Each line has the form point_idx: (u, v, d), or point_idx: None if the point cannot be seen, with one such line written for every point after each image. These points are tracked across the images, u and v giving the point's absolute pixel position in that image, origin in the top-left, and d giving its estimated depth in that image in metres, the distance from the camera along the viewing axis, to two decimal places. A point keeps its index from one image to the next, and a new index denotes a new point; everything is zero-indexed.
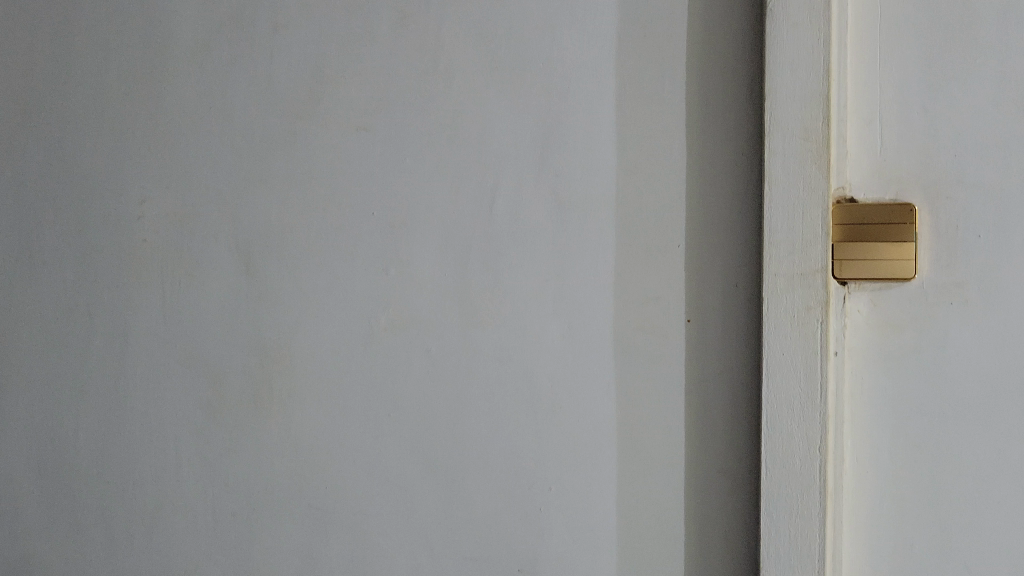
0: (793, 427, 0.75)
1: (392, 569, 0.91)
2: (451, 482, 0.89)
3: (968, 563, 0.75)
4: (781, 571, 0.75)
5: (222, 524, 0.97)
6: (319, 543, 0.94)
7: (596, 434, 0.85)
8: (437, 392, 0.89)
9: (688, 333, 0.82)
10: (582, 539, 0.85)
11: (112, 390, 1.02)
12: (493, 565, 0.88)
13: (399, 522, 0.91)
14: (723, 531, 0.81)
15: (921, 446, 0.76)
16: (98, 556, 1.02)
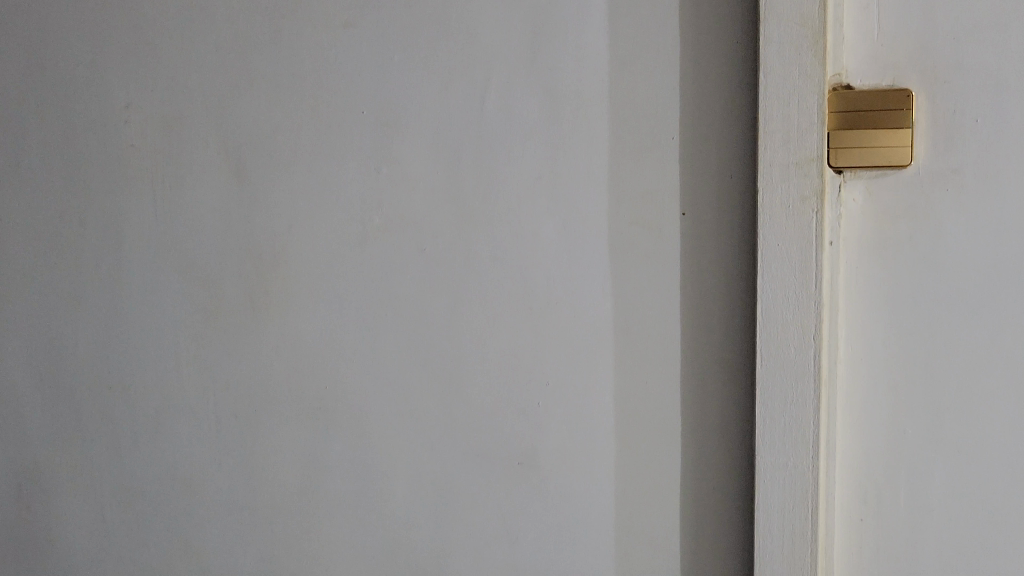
0: (789, 317, 0.75)
1: (394, 465, 0.93)
2: (449, 379, 0.90)
3: (961, 447, 0.76)
4: (775, 457, 0.77)
5: (225, 426, 0.99)
6: (322, 442, 0.95)
7: (592, 329, 0.85)
8: (433, 292, 0.90)
9: (682, 226, 0.81)
10: (580, 433, 0.87)
11: (107, 298, 1.02)
12: (493, 460, 0.89)
13: (399, 419, 0.92)
14: (719, 422, 0.82)
15: (915, 334, 0.76)
16: (103, 461, 1.04)
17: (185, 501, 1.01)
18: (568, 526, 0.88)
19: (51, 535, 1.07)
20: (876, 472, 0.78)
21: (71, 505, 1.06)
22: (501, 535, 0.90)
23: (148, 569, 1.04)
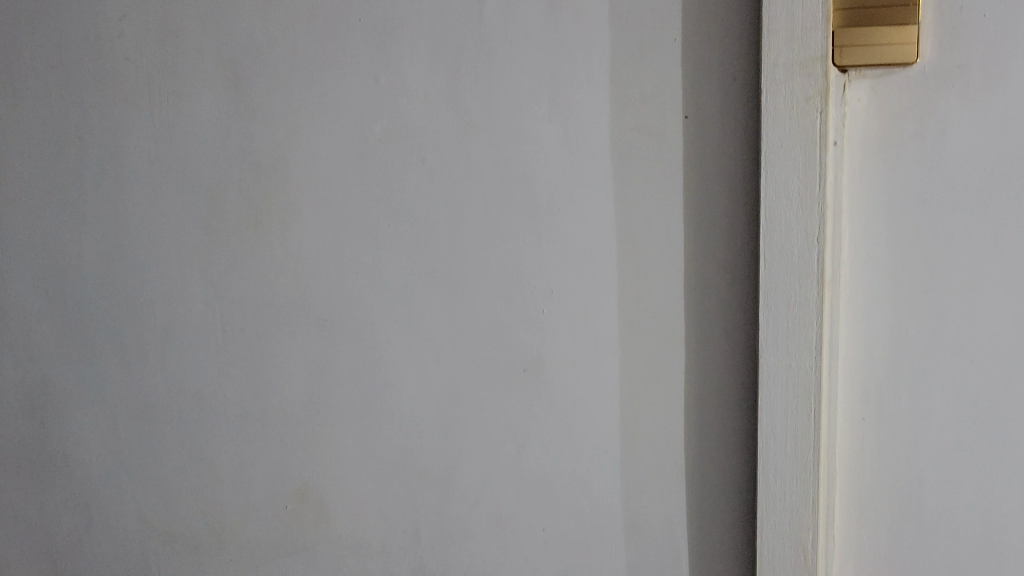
0: (793, 219, 0.75)
1: (402, 374, 0.94)
2: (454, 289, 0.90)
3: (963, 346, 0.77)
4: (779, 359, 0.77)
5: (232, 339, 1.00)
6: (329, 352, 0.96)
7: (595, 237, 0.85)
8: (436, 203, 0.89)
9: (685, 130, 0.80)
10: (584, 340, 0.87)
11: (111, 213, 1.03)
12: (499, 367, 0.90)
13: (405, 328, 0.93)
14: (723, 327, 0.82)
15: (918, 235, 0.76)
16: (114, 376, 1.06)
17: (197, 414, 1.03)
18: (573, 431, 0.89)
19: (66, 450, 1.09)
20: (878, 372, 0.80)
21: (84, 420, 1.08)
22: (508, 441, 0.91)
23: (162, 481, 1.06)
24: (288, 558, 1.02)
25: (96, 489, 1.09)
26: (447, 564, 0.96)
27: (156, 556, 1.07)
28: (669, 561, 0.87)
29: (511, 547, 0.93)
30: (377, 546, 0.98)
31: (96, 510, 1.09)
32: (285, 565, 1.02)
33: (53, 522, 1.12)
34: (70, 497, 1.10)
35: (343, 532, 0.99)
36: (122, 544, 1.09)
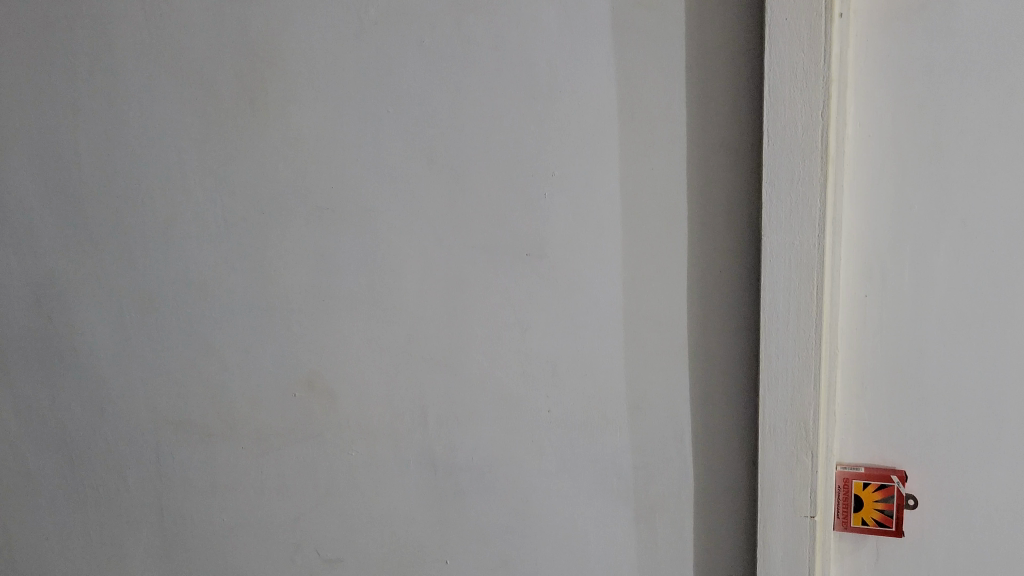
0: (797, 93, 0.74)
1: (404, 261, 0.95)
2: (455, 172, 0.91)
3: (965, 219, 0.78)
4: (781, 238, 0.77)
5: (234, 228, 1.01)
6: (332, 239, 0.97)
7: (594, 117, 0.85)
8: (435, 85, 0.90)
9: (687, 5, 0.80)
10: (586, 221, 0.87)
11: (105, 105, 1.03)
12: (502, 252, 0.91)
13: (407, 214, 0.93)
14: (725, 205, 0.82)
15: (923, 109, 0.77)
16: (118, 268, 1.07)
17: (203, 304, 1.04)
18: (576, 315, 0.89)
19: (72, 343, 1.11)
20: (881, 249, 0.80)
21: (90, 313, 1.09)
22: (511, 325, 0.92)
23: (171, 371, 1.07)
24: (297, 445, 1.03)
25: (106, 380, 1.10)
26: (453, 449, 0.97)
27: (167, 445, 1.09)
28: (672, 443, 0.88)
29: (516, 431, 0.94)
30: (384, 431, 0.99)
31: (106, 401, 1.11)
32: (294, 453, 1.04)
33: (64, 414, 1.13)
34: (80, 390, 1.12)
35: (350, 418, 1.00)
36: (135, 433, 1.10)
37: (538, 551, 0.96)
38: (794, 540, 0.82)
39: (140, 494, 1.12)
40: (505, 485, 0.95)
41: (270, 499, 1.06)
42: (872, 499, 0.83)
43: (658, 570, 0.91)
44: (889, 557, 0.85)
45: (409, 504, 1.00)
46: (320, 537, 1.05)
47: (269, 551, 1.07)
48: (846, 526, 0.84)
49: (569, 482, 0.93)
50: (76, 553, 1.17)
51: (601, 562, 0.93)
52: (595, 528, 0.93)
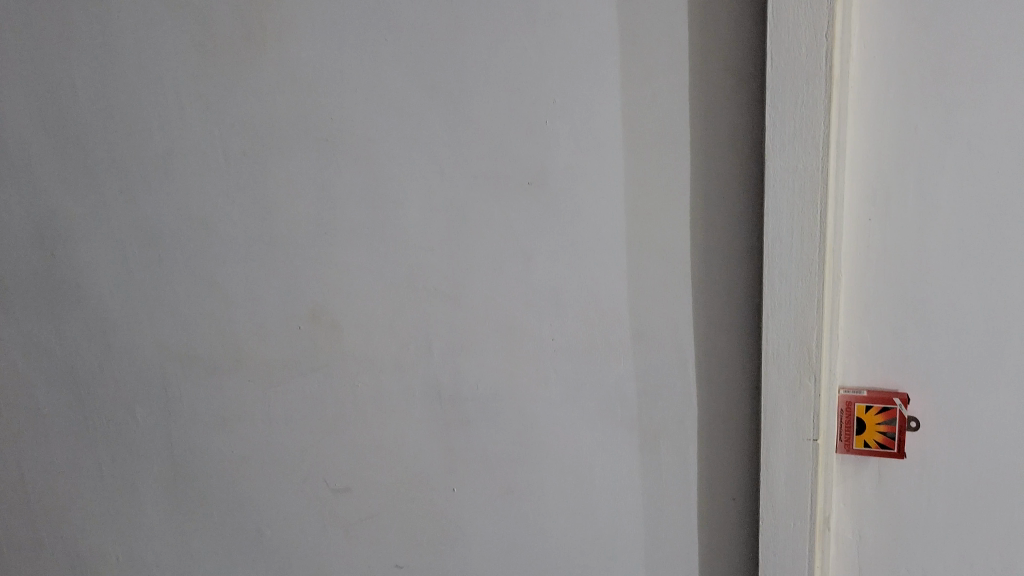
0: (801, 15, 0.73)
1: (404, 193, 0.95)
2: (454, 101, 0.90)
3: (972, 140, 0.77)
4: (785, 162, 0.77)
5: (234, 161, 1.01)
6: (332, 171, 0.97)
7: (594, 43, 0.84)
8: (434, 13, 0.89)
9: None
10: (588, 149, 0.87)
11: (102, 39, 1.03)
12: (503, 181, 0.91)
13: (407, 144, 0.93)
14: (729, 131, 0.81)
15: (929, 29, 0.76)
16: (120, 204, 1.07)
17: (205, 238, 1.04)
18: (579, 244, 0.89)
19: (76, 279, 1.12)
20: (884, 172, 0.80)
21: (94, 249, 1.10)
22: (513, 255, 0.92)
23: (176, 306, 1.08)
24: (304, 377, 1.04)
25: (111, 316, 1.11)
26: (458, 378, 0.97)
27: (174, 380, 1.10)
28: (676, 370, 0.88)
29: (520, 359, 0.94)
30: (389, 362, 1.00)
31: (111, 337, 1.12)
32: (300, 385, 1.04)
33: (72, 350, 1.15)
34: (87, 327, 1.13)
35: (355, 349, 1.01)
36: (141, 369, 1.11)
37: (543, 479, 0.97)
38: (795, 463, 0.83)
39: (149, 429, 1.14)
40: (510, 414, 0.96)
41: (278, 431, 1.07)
42: (874, 422, 0.84)
43: (661, 497, 0.92)
44: (890, 479, 0.86)
45: (415, 434, 1.01)
46: (328, 467, 1.06)
47: (277, 482, 1.09)
48: (848, 448, 0.86)
49: (573, 410, 0.94)
50: (88, 488, 1.19)
51: (606, 490, 0.94)
52: (599, 455, 0.94)
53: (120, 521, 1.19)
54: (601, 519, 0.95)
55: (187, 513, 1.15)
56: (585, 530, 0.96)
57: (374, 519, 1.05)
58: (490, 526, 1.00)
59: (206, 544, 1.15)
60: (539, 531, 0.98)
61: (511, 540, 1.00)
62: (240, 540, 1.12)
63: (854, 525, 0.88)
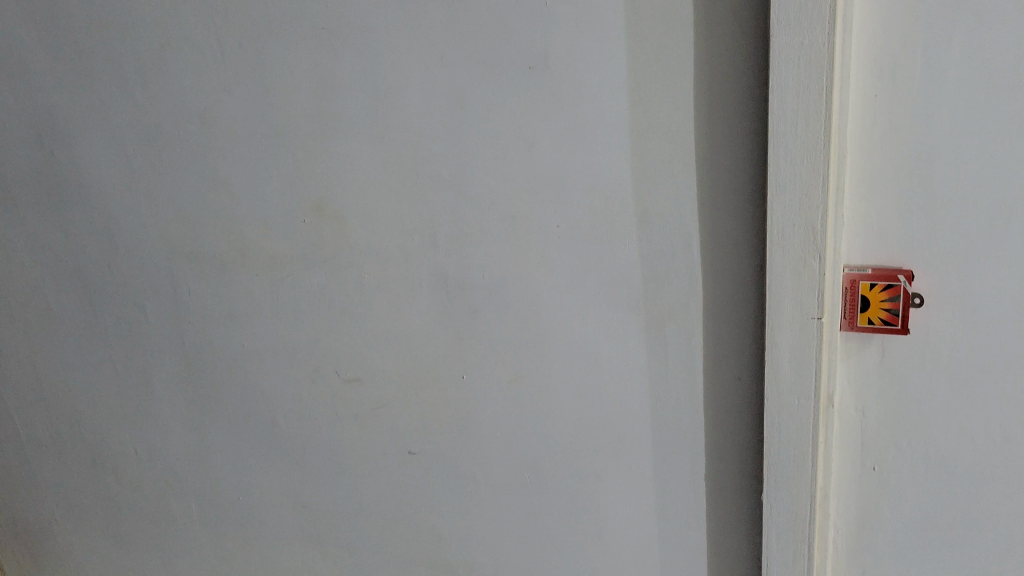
0: None
1: (405, 81, 0.93)
2: None
3: (982, 11, 0.75)
4: (790, 39, 0.75)
5: (230, 54, 1.00)
6: (331, 61, 0.96)
7: None
8: None
9: None
10: (588, 32, 0.85)
11: None
12: (504, 67, 0.89)
13: (404, 31, 0.92)
14: (733, 10, 0.79)
15: None
16: (118, 100, 1.07)
17: (206, 133, 1.04)
18: (582, 130, 0.89)
19: (79, 178, 1.12)
20: (891, 46, 0.79)
21: (95, 146, 1.10)
22: (517, 142, 0.91)
23: (180, 202, 1.08)
24: (311, 271, 1.05)
25: (115, 215, 1.11)
26: (464, 267, 0.98)
27: (182, 276, 1.11)
28: (681, 254, 0.88)
29: (526, 247, 0.95)
30: (395, 253, 1.00)
31: (117, 236, 1.12)
32: (308, 279, 1.05)
33: (79, 249, 1.15)
34: (92, 225, 1.13)
35: (360, 241, 1.01)
36: (149, 265, 1.12)
37: (550, 365, 0.98)
38: (800, 341, 0.84)
39: (160, 325, 1.15)
40: (517, 301, 0.97)
41: (288, 324, 1.08)
42: (878, 299, 0.86)
43: (668, 380, 0.93)
44: (895, 354, 0.88)
45: (424, 324, 1.02)
46: (339, 358, 1.07)
47: (289, 374, 1.10)
48: (852, 326, 0.87)
49: (580, 295, 0.94)
50: (103, 384, 1.21)
51: (613, 373, 0.96)
52: (606, 340, 0.95)
53: (136, 415, 1.21)
54: (609, 403, 0.97)
55: (202, 407, 1.17)
56: (593, 412, 0.98)
57: (386, 408, 1.08)
58: (500, 411, 1.02)
59: (222, 436, 1.17)
60: (548, 414, 1.00)
61: (521, 423, 1.02)
62: (256, 431, 1.15)
63: (857, 401, 0.91)
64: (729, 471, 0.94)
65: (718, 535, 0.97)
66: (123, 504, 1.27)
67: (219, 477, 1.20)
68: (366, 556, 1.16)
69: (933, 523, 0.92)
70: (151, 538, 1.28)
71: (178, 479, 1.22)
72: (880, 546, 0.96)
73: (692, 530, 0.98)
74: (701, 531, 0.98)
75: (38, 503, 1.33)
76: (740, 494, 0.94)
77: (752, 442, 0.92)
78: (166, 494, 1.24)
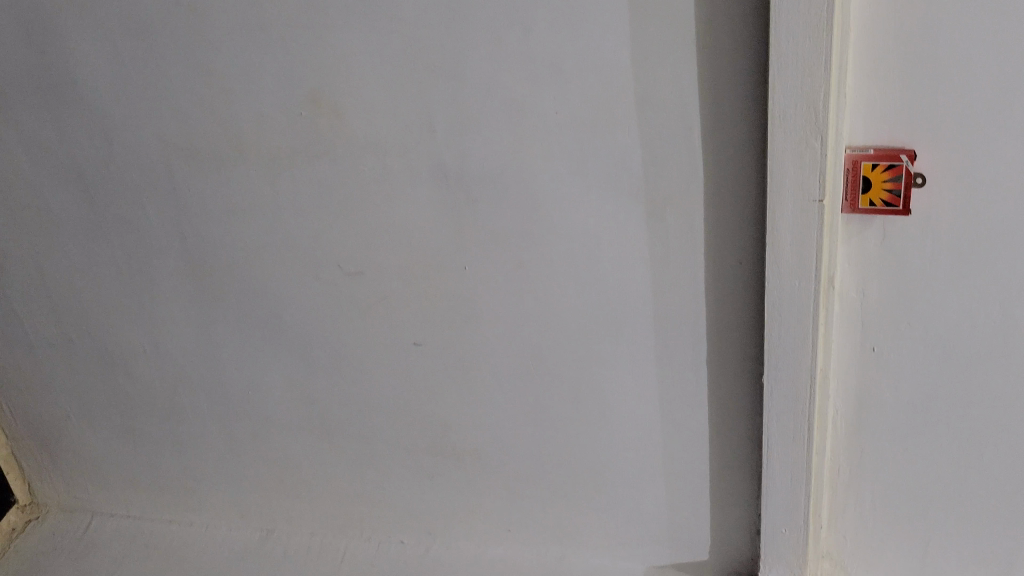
0: None
1: None
2: None
3: None
4: None
5: None
6: None
7: None
8: None
9: None
10: None
11: None
12: None
13: None
14: None
15: None
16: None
17: (197, 25, 0.98)
18: (581, 13, 0.86)
19: (73, 77, 1.06)
20: None
21: (85, 42, 1.03)
22: (515, 28, 0.88)
23: (174, 101, 1.04)
24: (309, 167, 1.03)
25: (112, 114, 1.07)
26: (464, 158, 0.97)
27: (181, 173, 1.09)
28: (682, 138, 0.88)
29: (526, 135, 0.94)
30: (394, 146, 0.99)
31: (115, 133, 1.09)
32: (306, 172, 1.04)
33: (75, 147, 1.11)
34: (87, 124, 1.09)
35: (358, 134, 0.99)
36: (148, 163, 1.09)
37: (552, 251, 0.99)
38: (802, 222, 0.85)
39: (160, 224, 1.13)
40: (519, 190, 0.97)
41: (288, 221, 1.07)
42: (881, 180, 0.85)
43: (670, 263, 0.95)
44: (896, 235, 0.88)
45: (423, 215, 1.02)
46: (341, 253, 1.07)
47: (292, 270, 1.10)
48: (854, 208, 0.87)
49: (582, 182, 0.94)
50: (107, 285, 1.20)
51: (613, 260, 0.97)
52: (607, 225, 0.95)
53: (141, 313, 1.21)
54: (611, 285, 0.99)
55: (206, 304, 1.17)
56: (594, 299, 1.00)
57: (390, 300, 1.09)
58: (504, 300, 1.04)
59: (229, 331, 1.18)
60: (550, 300, 1.02)
61: (524, 313, 1.04)
62: (261, 326, 1.16)
63: (858, 282, 0.91)
64: (731, 339, 0.98)
65: (718, 396, 1.02)
66: (134, 400, 1.29)
67: (229, 370, 1.22)
68: (377, 445, 1.21)
69: (931, 398, 0.95)
70: (164, 432, 1.30)
71: (187, 375, 1.24)
72: (879, 421, 0.98)
73: (694, 397, 1.03)
74: (703, 394, 1.03)
75: (49, 401, 1.34)
76: (742, 361, 0.99)
77: (752, 313, 0.96)
78: (177, 389, 1.26)
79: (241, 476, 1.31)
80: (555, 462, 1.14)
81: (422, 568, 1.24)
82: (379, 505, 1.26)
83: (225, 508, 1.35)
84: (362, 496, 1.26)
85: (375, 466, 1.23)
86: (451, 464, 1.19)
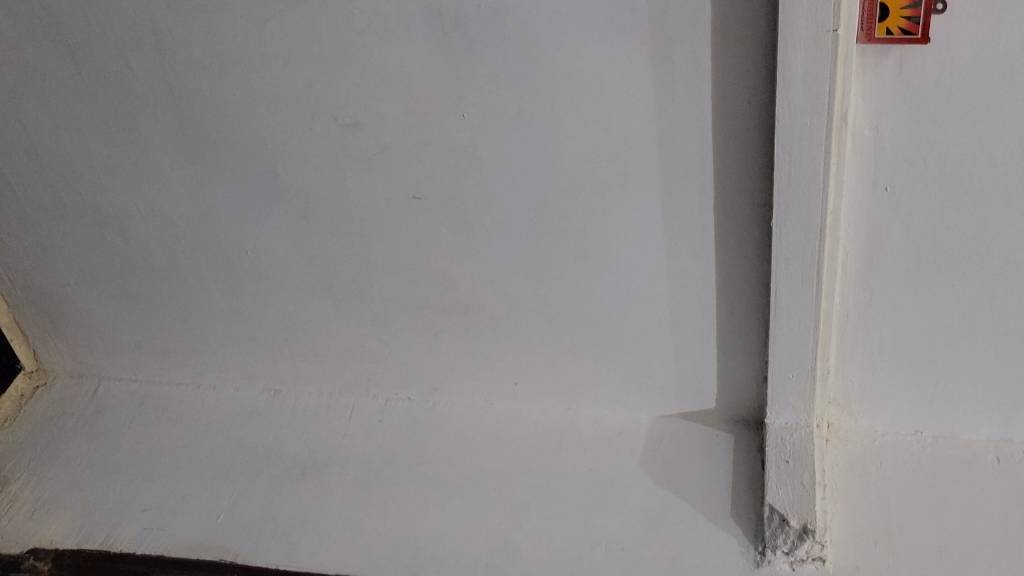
0: None
1: None
2: None
3: None
4: None
5: None
6: None
7: None
8: None
9: None
10: None
11: None
12: None
13: None
14: None
15: None
16: None
17: None
18: None
19: None
20: None
21: None
22: None
23: None
24: (294, 14, 0.97)
25: None
26: None
27: (163, 24, 1.03)
28: None
29: None
30: None
31: None
32: (292, 17, 0.98)
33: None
34: None
35: None
36: (127, 14, 1.03)
37: (554, 93, 0.95)
38: (815, 56, 0.81)
39: (147, 79, 1.08)
40: (518, 31, 0.92)
41: (277, 72, 1.03)
42: (898, 8, 0.81)
43: (676, 103, 0.92)
44: (913, 66, 0.84)
45: (418, 60, 0.97)
46: (334, 104, 1.04)
47: (285, 123, 1.07)
48: (870, 38, 0.83)
49: (584, 20, 0.89)
50: (97, 144, 1.16)
51: (617, 103, 0.94)
52: (610, 66, 0.91)
53: (134, 173, 1.18)
54: (614, 129, 0.96)
55: (201, 161, 1.14)
56: (597, 144, 0.97)
57: (387, 152, 1.05)
58: (503, 148, 1.01)
59: (225, 189, 1.16)
60: (552, 146, 0.99)
61: (525, 161, 1.01)
62: (258, 183, 1.13)
63: (871, 119, 0.88)
64: (738, 181, 0.95)
65: (724, 240, 1.01)
66: (133, 263, 1.27)
67: (226, 228, 1.19)
68: (379, 301, 1.20)
69: (944, 237, 0.93)
70: (166, 294, 1.29)
71: (185, 235, 1.22)
72: (889, 263, 0.96)
73: (699, 243, 1.01)
74: (708, 240, 1.01)
75: (48, 268, 1.32)
76: (749, 203, 0.97)
77: (761, 155, 0.93)
78: (176, 250, 1.24)
79: (245, 337, 1.30)
80: (560, 313, 1.13)
81: (430, 423, 1.25)
82: (384, 362, 1.26)
83: (231, 368, 1.35)
84: (367, 354, 1.26)
85: (378, 322, 1.22)
86: (454, 319, 1.18)
